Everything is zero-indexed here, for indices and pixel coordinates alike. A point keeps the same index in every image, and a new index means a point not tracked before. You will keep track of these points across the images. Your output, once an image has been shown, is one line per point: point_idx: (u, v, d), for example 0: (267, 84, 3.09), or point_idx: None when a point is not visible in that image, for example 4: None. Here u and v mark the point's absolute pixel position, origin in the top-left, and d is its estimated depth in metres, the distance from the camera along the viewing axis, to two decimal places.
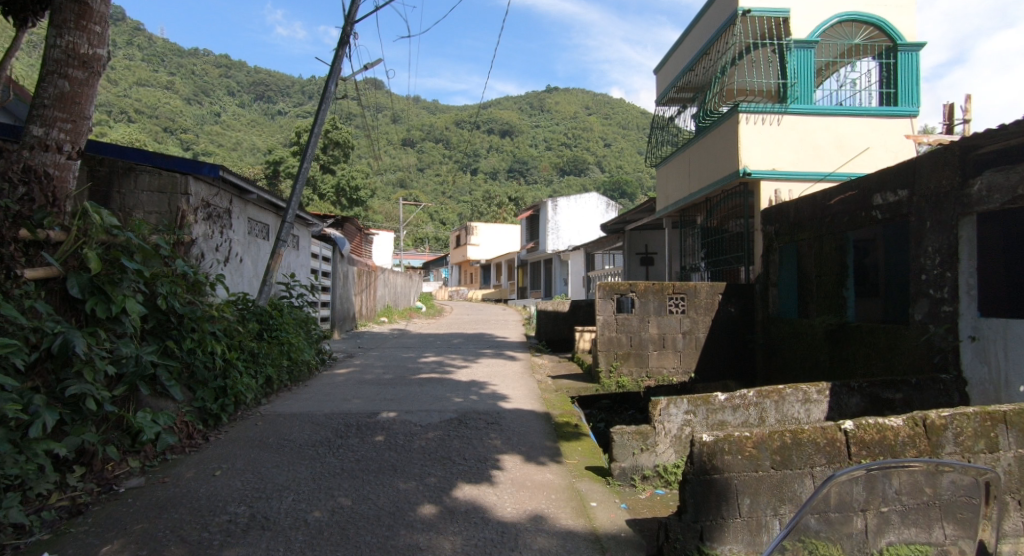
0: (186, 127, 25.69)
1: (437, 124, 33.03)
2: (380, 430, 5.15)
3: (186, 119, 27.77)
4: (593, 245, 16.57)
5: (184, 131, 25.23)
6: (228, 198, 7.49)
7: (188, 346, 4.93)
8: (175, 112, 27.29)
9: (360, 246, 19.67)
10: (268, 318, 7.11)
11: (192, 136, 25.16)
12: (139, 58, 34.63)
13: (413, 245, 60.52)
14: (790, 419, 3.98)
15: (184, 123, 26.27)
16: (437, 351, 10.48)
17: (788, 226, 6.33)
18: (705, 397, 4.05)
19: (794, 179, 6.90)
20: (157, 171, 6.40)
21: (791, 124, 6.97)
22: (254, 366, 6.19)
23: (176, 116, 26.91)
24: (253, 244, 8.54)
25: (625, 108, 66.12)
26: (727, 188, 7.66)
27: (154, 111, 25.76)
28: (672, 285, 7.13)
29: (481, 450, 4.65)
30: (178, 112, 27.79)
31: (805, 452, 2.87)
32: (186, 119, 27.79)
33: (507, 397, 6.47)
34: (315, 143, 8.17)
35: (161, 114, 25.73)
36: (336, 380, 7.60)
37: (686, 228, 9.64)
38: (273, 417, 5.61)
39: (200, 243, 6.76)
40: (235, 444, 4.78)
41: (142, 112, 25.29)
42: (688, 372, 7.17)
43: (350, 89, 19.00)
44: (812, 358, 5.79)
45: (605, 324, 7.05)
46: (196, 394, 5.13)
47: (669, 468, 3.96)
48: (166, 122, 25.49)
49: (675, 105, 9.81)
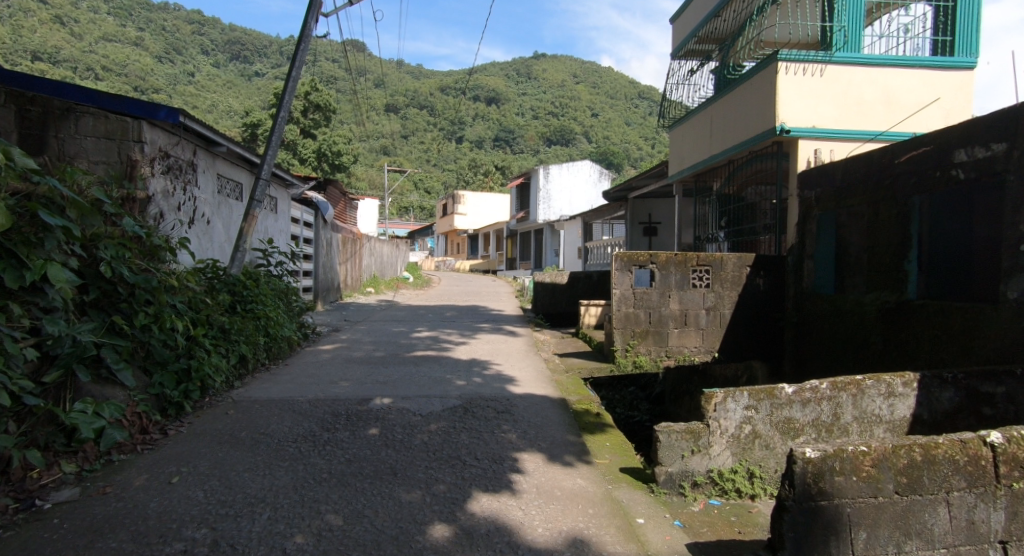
0: (158, 87, 24.22)
1: (422, 89, 31.52)
2: (374, 422, 4.44)
3: (157, 78, 26.27)
4: (592, 214, 15.79)
5: (157, 91, 23.71)
6: (191, 149, 6.58)
7: (141, 322, 4.24)
8: (145, 71, 25.69)
9: (344, 214, 18.73)
10: (241, 289, 6.33)
11: (165, 95, 23.69)
12: (105, 12, 32.56)
13: (398, 215, 59.39)
14: (870, 417, 3.28)
15: (155, 82, 24.75)
16: (429, 325, 9.76)
17: (832, 190, 5.62)
18: (770, 389, 3.33)
19: (836, 138, 6.20)
20: (103, 114, 5.53)
21: (835, 74, 6.20)
22: (225, 344, 5.41)
23: (147, 75, 25.40)
24: (225, 205, 7.68)
25: (614, 76, 64.52)
26: (757, 149, 6.91)
27: (122, 70, 24.32)
28: (696, 256, 6.56)
29: (494, 447, 3.97)
30: (148, 69, 26.27)
31: (940, 473, 2.21)
32: (157, 78, 26.23)
33: (514, 380, 5.80)
34: (291, 90, 7.24)
35: (130, 72, 24.28)
36: (321, 359, 6.85)
37: (700, 194, 8.92)
38: (248, 404, 4.88)
39: (158, 200, 5.90)
40: (200, 440, 4.06)
41: (110, 69, 23.82)
42: (710, 351, 6.66)
43: (333, 49, 17.80)
44: (858, 339, 5.16)
45: (621, 299, 6.51)
46: (153, 379, 4.40)
47: (725, 473, 3.28)
48: (137, 81, 24.14)
49: (695, 59, 8.89)
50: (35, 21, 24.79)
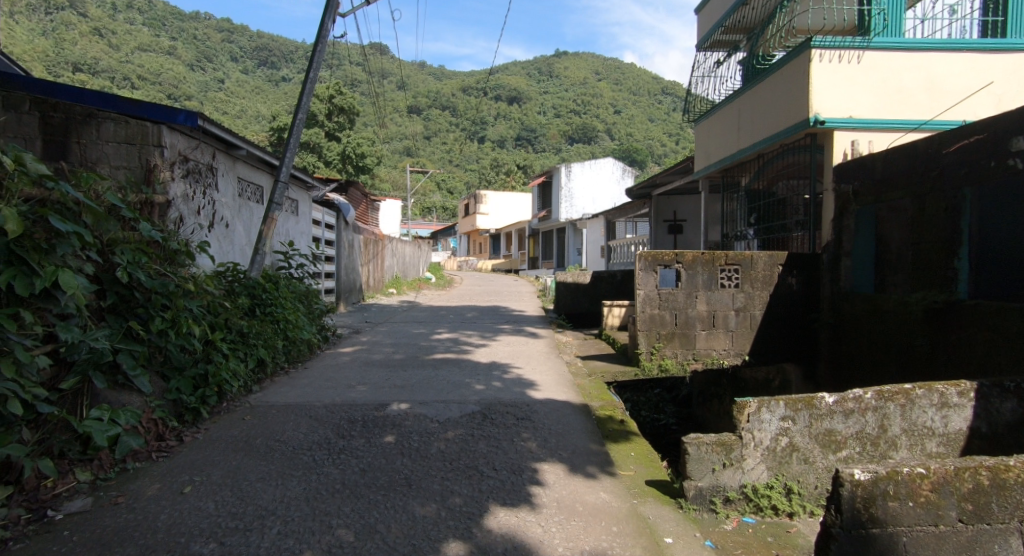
0: (189, 94, 24.65)
1: (444, 89, 31.47)
2: (390, 429, 4.31)
3: (188, 85, 26.80)
4: (615, 212, 15.51)
5: (189, 98, 24.14)
6: (211, 152, 6.54)
7: (157, 328, 4.17)
8: (178, 79, 26.24)
9: (367, 215, 18.79)
10: (261, 292, 6.27)
11: (197, 102, 24.10)
12: (138, 22, 33.37)
13: (421, 216, 59.68)
14: (920, 430, 3.02)
15: (187, 89, 25.21)
16: (450, 327, 9.64)
17: (871, 183, 5.32)
18: (808, 399, 3.09)
19: (874, 128, 5.88)
20: (123, 119, 5.51)
21: (873, 61, 5.89)
22: (243, 348, 5.34)
23: (179, 82, 25.92)
24: (246, 208, 7.66)
25: (637, 73, 63.77)
26: (788, 142, 6.62)
27: (156, 78, 24.88)
28: (724, 255, 6.31)
29: (513, 457, 3.79)
30: (181, 77, 26.83)
31: (1011, 501, 1.99)
32: (189, 85, 26.75)
33: (535, 384, 5.62)
34: (310, 92, 7.16)
35: (164, 81, 24.80)
36: (340, 362, 6.77)
37: (728, 190, 8.63)
38: (265, 409, 4.78)
39: (179, 204, 5.86)
40: (215, 446, 3.95)
41: (143, 77, 24.37)
42: (740, 354, 6.41)
43: (355, 53, 17.89)
44: (902, 341, 4.85)
45: (646, 300, 6.31)
46: (169, 384, 4.31)
47: (759, 489, 3.07)
48: (169, 89, 24.64)
49: (721, 49, 8.64)
50: (72, 33, 25.52)
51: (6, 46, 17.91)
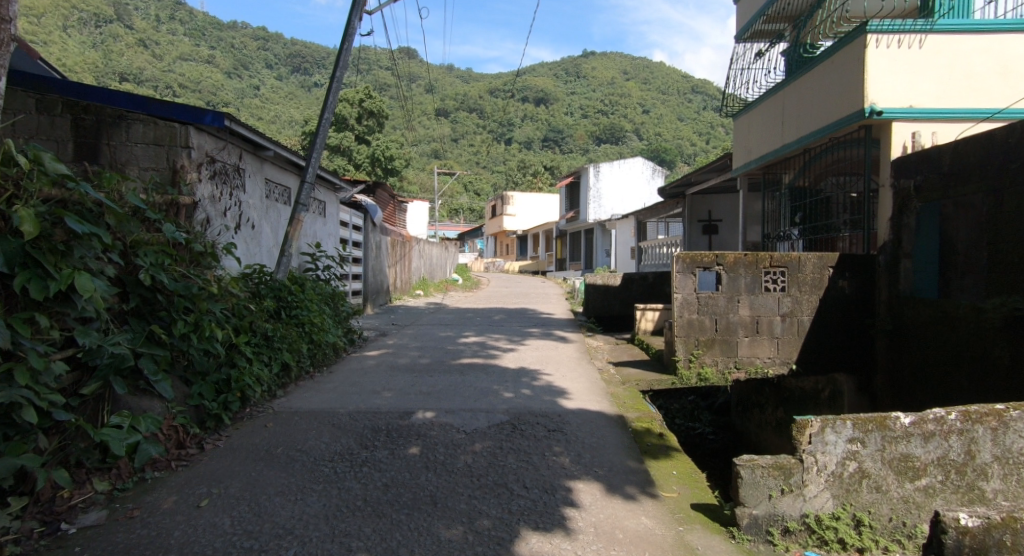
0: (225, 100, 25.01)
1: (472, 92, 31.40)
2: (415, 439, 4.10)
3: (227, 92, 27.23)
4: (646, 213, 15.13)
5: (226, 105, 24.51)
6: (238, 153, 6.42)
7: (180, 331, 4.01)
8: (217, 86, 26.71)
9: (393, 216, 18.71)
10: (286, 294, 6.13)
11: (234, 109, 24.41)
12: (177, 31, 34.14)
13: (448, 217, 59.85)
14: (1014, 456, 2.77)
15: (225, 97, 25.62)
16: (476, 330, 9.44)
17: (939, 177, 4.99)
18: (881, 419, 2.78)
19: (938, 119, 5.59)
20: (151, 120, 5.39)
21: (936, 45, 5.63)
22: (268, 352, 5.18)
23: (217, 89, 26.35)
24: (273, 209, 7.56)
25: (665, 72, 62.89)
26: (839, 135, 6.31)
27: (196, 86, 25.38)
28: (769, 256, 5.99)
29: (544, 474, 3.54)
30: (219, 84, 27.28)
31: None
32: (227, 92, 27.20)
33: (567, 392, 5.36)
34: (336, 90, 7.03)
35: (203, 88, 25.24)
36: (366, 365, 6.61)
37: (770, 187, 8.26)
38: (288, 416, 4.61)
39: (206, 206, 5.74)
40: (236, 455, 3.77)
41: (183, 85, 24.85)
42: (786, 362, 6.08)
43: (384, 56, 17.87)
44: (977, 351, 4.44)
45: (684, 305, 6.03)
46: (192, 389, 4.14)
47: (824, 520, 2.77)
48: (208, 96, 25.05)
49: (762, 40, 8.20)
50: (116, 44, 26.20)
51: (57, 59, 18.42)
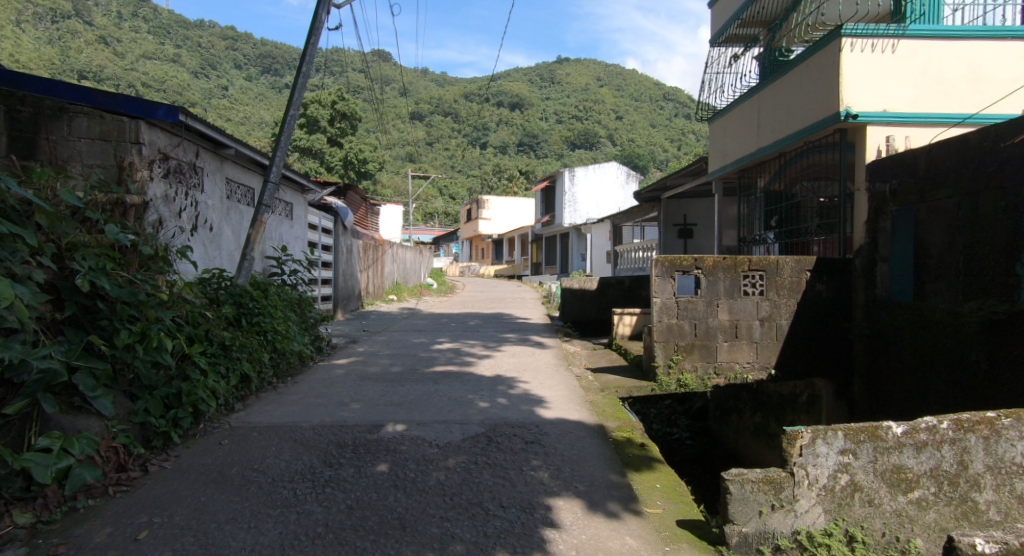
0: (193, 100, 24.30)
1: (446, 96, 31.20)
2: (384, 455, 3.84)
3: (194, 92, 26.49)
4: (621, 216, 15.08)
5: (194, 106, 23.83)
6: (194, 151, 6.08)
7: (124, 341, 3.71)
8: (184, 86, 25.96)
9: (365, 220, 18.35)
10: (248, 301, 5.79)
11: (203, 110, 23.75)
12: (143, 30, 33.25)
13: (423, 221, 59.40)
14: (1006, 466, 2.64)
15: (193, 97, 24.89)
16: (451, 336, 9.18)
17: (914, 181, 4.92)
18: (872, 429, 2.61)
19: (911, 123, 5.57)
20: (97, 113, 5.06)
21: (909, 49, 5.61)
22: (225, 362, 4.86)
23: (185, 90, 25.62)
24: (235, 211, 7.21)
25: (638, 78, 63.54)
26: (814, 139, 6.25)
27: (162, 86, 24.63)
28: (748, 260, 5.89)
29: (522, 491, 3.32)
30: (186, 84, 26.51)
31: None
32: (194, 91, 26.45)
33: (544, 401, 5.16)
34: (302, 87, 6.72)
35: (170, 88, 24.52)
36: (334, 375, 6.31)
37: (745, 191, 8.21)
38: (246, 432, 4.30)
39: (158, 206, 5.40)
40: (185, 478, 3.47)
41: (149, 85, 24.14)
42: (765, 367, 5.98)
43: (356, 58, 17.56)
44: (954, 357, 4.37)
45: (663, 309, 5.88)
46: (136, 405, 3.81)
47: (816, 537, 2.58)
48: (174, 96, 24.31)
49: (737, 44, 8.15)
50: (79, 42, 25.34)
51: (12, 55, 17.70)
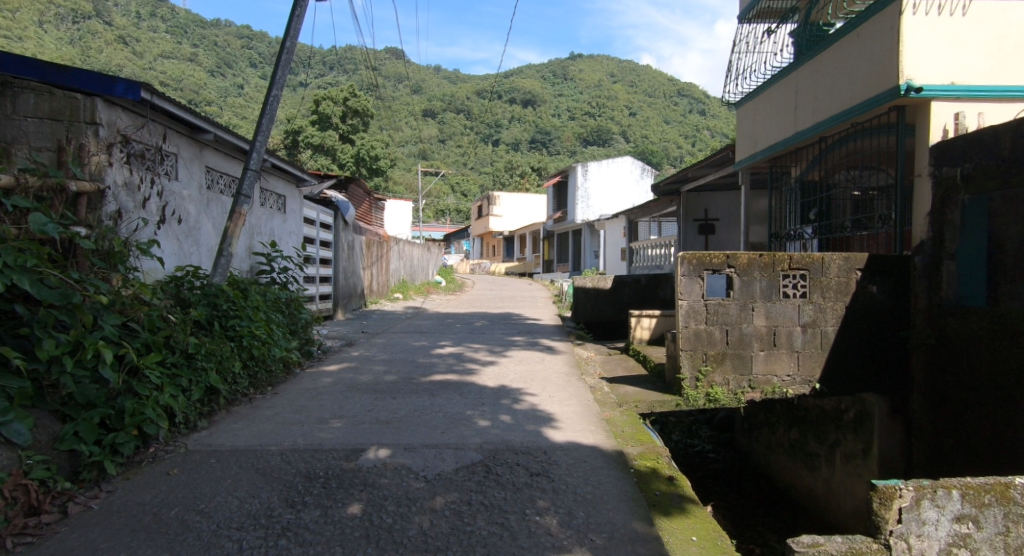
0: (208, 98, 23.79)
1: (459, 93, 30.59)
2: (361, 492, 3.18)
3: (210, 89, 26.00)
4: (638, 213, 14.33)
5: (209, 103, 23.32)
6: (163, 133, 5.44)
7: (50, 353, 3.06)
8: (200, 84, 25.54)
9: (370, 217, 17.67)
10: (222, 301, 5.15)
11: (217, 108, 23.15)
12: (161, 30, 33.06)
13: (435, 218, 58.89)
14: None
15: (209, 95, 24.39)
16: (455, 338, 8.51)
17: (993, 164, 4.16)
18: (1001, 489, 2.00)
19: (985, 97, 4.80)
20: (46, 89, 4.43)
21: (980, 12, 4.86)
22: (187, 373, 4.22)
23: (202, 88, 25.14)
24: (214, 202, 6.58)
25: (652, 74, 62.58)
26: (864, 119, 5.50)
27: (177, 83, 24.16)
28: (788, 257, 5.18)
29: (523, 545, 2.64)
30: (202, 82, 26.04)
31: None
32: (210, 88, 25.95)
33: (554, 420, 4.47)
34: (286, 64, 6.06)
35: (185, 86, 24.08)
36: (321, 384, 5.66)
37: (777, 182, 7.45)
38: (203, 458, 3.66)
39: (119, 194, 4.77)
40: (110, 525, 2.81)
41: (165, 84, 23.73)
42: (808, 380, 5.26)
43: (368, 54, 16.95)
44: None
45: (689, 313, 5.19)
46: (65, 429, 3.17)
47: None
48: (187, 94, 23.78)
49: (769, 19, 7.20)
50: (96, 41, 25.05)
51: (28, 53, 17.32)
